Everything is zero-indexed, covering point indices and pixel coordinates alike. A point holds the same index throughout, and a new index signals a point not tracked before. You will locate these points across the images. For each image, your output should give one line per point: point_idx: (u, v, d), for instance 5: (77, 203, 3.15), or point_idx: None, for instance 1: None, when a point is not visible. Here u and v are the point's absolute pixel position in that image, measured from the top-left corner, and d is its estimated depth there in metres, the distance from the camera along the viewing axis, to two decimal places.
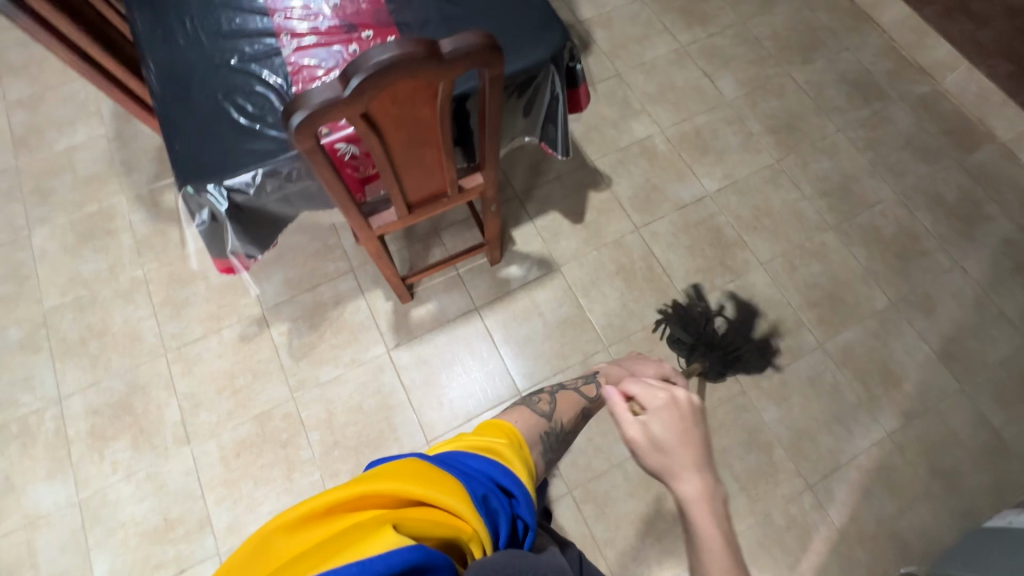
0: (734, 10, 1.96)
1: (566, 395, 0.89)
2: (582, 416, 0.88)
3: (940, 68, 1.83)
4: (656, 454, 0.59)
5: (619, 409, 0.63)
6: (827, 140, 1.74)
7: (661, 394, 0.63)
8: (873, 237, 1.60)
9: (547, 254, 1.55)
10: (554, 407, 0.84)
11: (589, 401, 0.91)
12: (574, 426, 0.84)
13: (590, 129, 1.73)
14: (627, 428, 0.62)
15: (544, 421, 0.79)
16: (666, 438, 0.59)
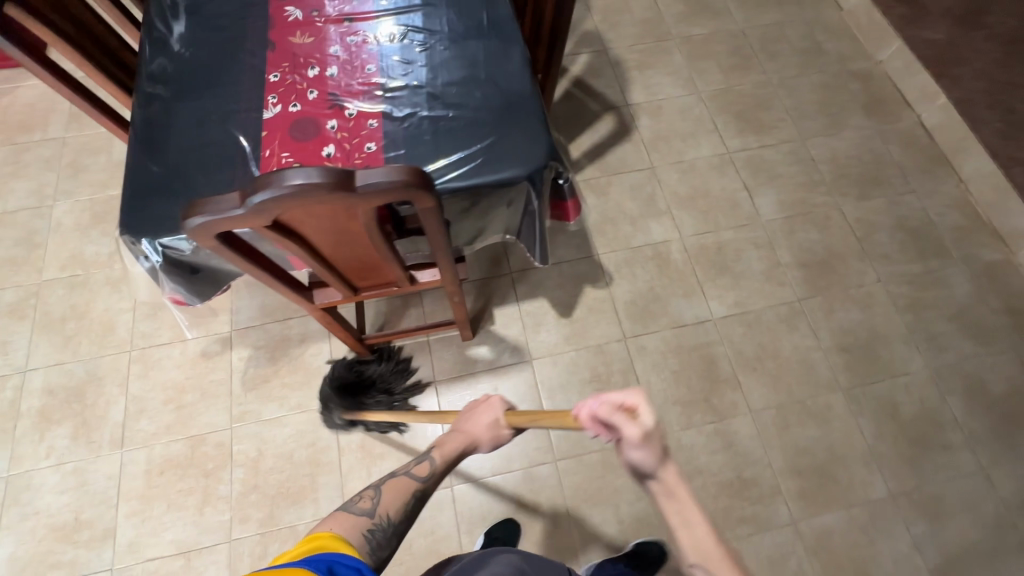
0: (797, 125, 1.82)
1: (395, 484, 0.87)
2: (413, 502, 0.86)
3: (1017, 237, 1.61)
4: (651, 446, 0.63)
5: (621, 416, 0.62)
6: (864, 289, 1.57)
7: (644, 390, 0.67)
8: (887, 413, 1.42)
9: (522, 343, 1.48)
10: (378, 500, 0.82)
11: (422, 483, 0.88)
12: (402, 512, 0.83)
13: (606, 221, 1.64)
14: (626, 428, 0.62)
15: (366, 523, 0.78)
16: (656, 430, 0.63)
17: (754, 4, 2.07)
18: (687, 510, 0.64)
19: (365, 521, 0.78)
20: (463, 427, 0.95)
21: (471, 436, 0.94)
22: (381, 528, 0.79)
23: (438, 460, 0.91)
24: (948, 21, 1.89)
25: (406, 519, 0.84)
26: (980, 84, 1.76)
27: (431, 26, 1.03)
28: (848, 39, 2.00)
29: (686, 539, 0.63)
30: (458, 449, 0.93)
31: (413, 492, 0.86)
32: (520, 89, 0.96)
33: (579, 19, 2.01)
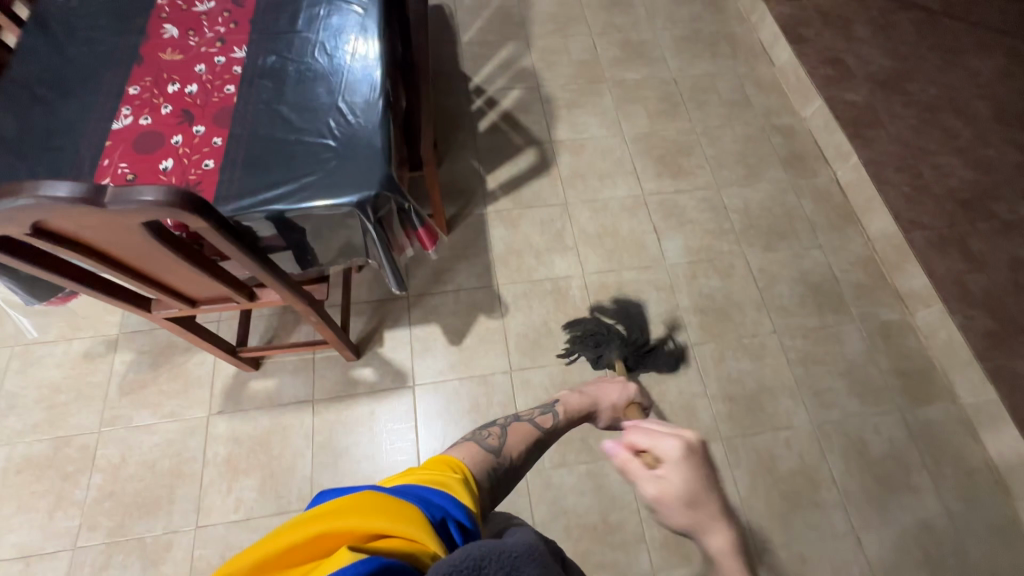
0: (714, 172, 1.86)
1: (518, 428, 0.89)
2: (533, 449, 0.88)
3: (915, 299, 1.62)
4: (673, 506, 0.64)
5: (637, 468, 0.67)
6: (757, 339, 1.57)
7: (671, 441, 0.67)
8: (764, 467, 1.41)
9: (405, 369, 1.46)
10: (505, 439, 0.84)
11: (544, 433, 0.92)
12: (522, 456, 0.83)
13: (511, 252, 1.66)
14: (645, 485, 0.66)
15: (495, 455, 0.77)
16: (682, 491, 0.64)
17: (689, 55, 2.14)
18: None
19: (494, 456, 0.77)
20: (593, 395, 1.07)
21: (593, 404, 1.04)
22: (505, 464, 0.78)
23: (558, 417, 0.98)
24: (869, 86, 1.95)
25: (523, 465, 0.83)
26: (892, 147, 1.81)
27: (297, 56, 1.07)
28: (776, 94, 2.06)
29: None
30: (582, 410, 1.03)
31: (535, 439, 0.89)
32: (370, 123, 1.00)
33: (517, 56, 2.08)
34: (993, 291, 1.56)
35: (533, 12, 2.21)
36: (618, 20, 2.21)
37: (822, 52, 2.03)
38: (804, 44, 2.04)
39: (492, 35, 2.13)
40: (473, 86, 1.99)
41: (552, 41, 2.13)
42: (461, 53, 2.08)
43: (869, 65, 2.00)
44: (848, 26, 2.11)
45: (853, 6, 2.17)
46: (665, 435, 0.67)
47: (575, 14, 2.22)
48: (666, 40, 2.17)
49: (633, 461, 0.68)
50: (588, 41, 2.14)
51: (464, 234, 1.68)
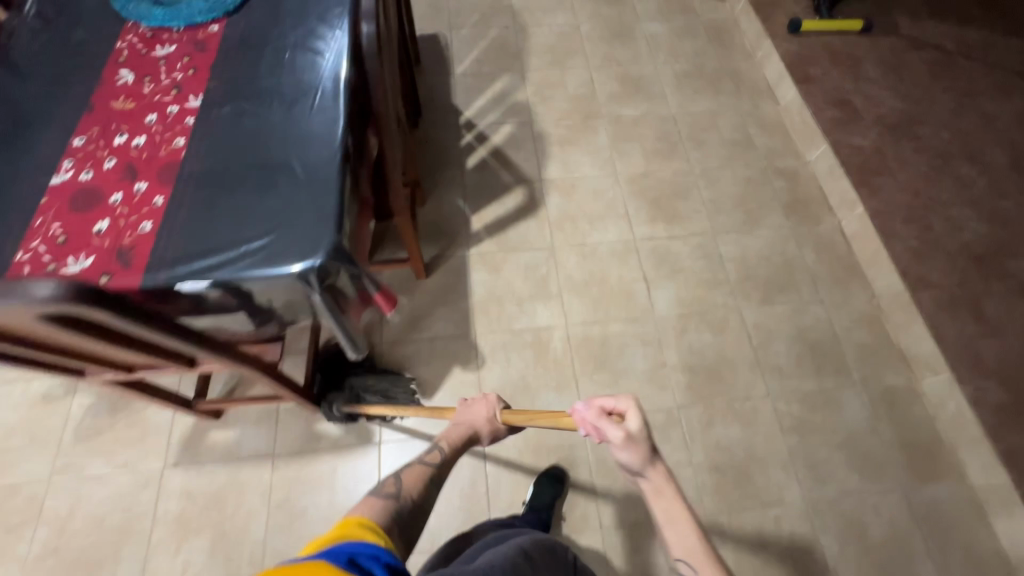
0: (711, 217, 1.77)
1: (411, 471, 0.84)
2: (431, 486, 0.83)
3: (922, 364, 1.51)
4: (638, 450, 0.71)
5: (607, 422, 0.72)
6: (749, 402, 1.47)
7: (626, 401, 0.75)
8: (749, 547, 1.31)
9: (369, 423, 1.38)
10: (401, 484, 0.79)
11: (435, 468, 0.87)
12: (423, 495, 0.80)
13: (491, 298, 1.59)
14: (611, 434, 0.72)
15: (394, 502, 0.74)
16: (642, 438, 0.71)
17: (690, 91, 2.06)
18: (673, 513, 0.68)
19: (392, 502, 0.74)
20: (465, 418, 1.00)
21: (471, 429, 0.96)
22: (406, 507, 0.75)
23: (445, 448, 0.92)
24: (878, 129, 1.85)
25: (425, 505, 0.80)
26: (902, 196, 1.70)
27: (255, 104, 1.00)
28: (780, 135, 1.97)
29: (669, 532, 0.67)
30: (462, 438, 0.96)
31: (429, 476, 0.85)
32: (321, 184, 0.93)
33: (512, 89, 2.02)
34: (1009, 361, 1.44)
35: (531, 44, 2.15)
36: (618, 54, 2.15)
37: (830, 92, 1.93)
38: (811, 83, 1.96)
39: (487, 67, 2.08)
40: (464, 119, 1.94)
41: (548, 74, 2.07)
42: (454, 85, 2.02)
43: (879, 106, 1.91)
44: (858, 66, 2.01)
45: (864, 43, 2.08)
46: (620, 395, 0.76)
47: (574, 46, 2.16)
48: (667, 75, 2.10)
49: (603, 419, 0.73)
50: (586, 75, 2.08)
51: (444, 278, 1.61)
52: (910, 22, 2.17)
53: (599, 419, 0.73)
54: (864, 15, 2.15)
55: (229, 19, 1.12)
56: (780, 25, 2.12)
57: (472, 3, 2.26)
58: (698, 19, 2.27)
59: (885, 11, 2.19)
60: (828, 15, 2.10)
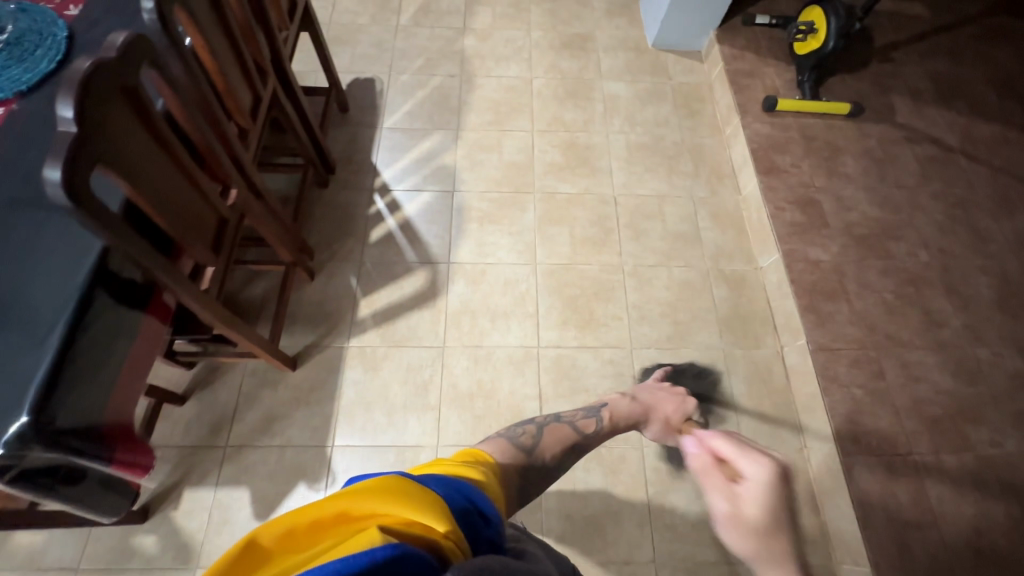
0: (633, 326, 1.55)
1: (558, 428, 0.93)
2: (566, 451, 0.90)
3: (842, 545, 1.28)
4: (741, 532, 0.56)
5: (709, 479, 0.64)
6: (629, 565, 1.28)
7: (761, 465, 0.62)
8: None
9: (233, 518, 1.28)
10: (540, 439, 0.86)
11: (584, 437, 0.96)
12: (555, 458, 0.85)
13: (362, 403, 1.42)
14: (715, 501, 0.61)
15: (525, 454, 0.79)
16: (761, 523, 0.56)
17: (640, 168, 1.83)
18: None
19: (523, 454, 0.79)
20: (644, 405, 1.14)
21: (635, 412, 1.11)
22: (539, 463, 0.81)
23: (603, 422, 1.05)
24: (843, 241, 1.59)
25: (558, 465, 0.85)
26: (853, 331, 1.45)
27: (5, 220, 0.85)
28: (733, 231, 1.72)
29: None
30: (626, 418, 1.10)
31: (571, 442, 0.93)
32: (37, 336, 0.76)
33: (441, 149, 1.83)
34: (941, 561, 1.21)
35: (473, 98, 1.95)
36: (568, 117, 1.93)
37: (795, 189, 1.68)
38: (775, 176, 1.71)
39: (420, 121, 1.89)
40: (380, 182, 1.76)
41: (486, 134, 1.87)
42: (378, 139, 1.84)
43: (851, 212, 1.64)
44: (835, 157, 1.75)
45: (847, 131, 1.81)
46: (756, 455, 0.63)
47: (521, 102, 1.95)
48: (619, 146, 1.87)
49: (711, 471, 0.65)
50: (527, 138, 1.86)
51: (313, 373, 1.45)
52: (909, 106, 1.88)
53: (705, 467, 0.66)
54: (855, 95, 1.88)
55: (21, 100, 0.97)
56: (754, 100, 1.87)
57: (420, 45, 2.07)
58: (667, 81, 2.03)
59: (881, 91, 1.90)
60: (811, 93, 1.84)
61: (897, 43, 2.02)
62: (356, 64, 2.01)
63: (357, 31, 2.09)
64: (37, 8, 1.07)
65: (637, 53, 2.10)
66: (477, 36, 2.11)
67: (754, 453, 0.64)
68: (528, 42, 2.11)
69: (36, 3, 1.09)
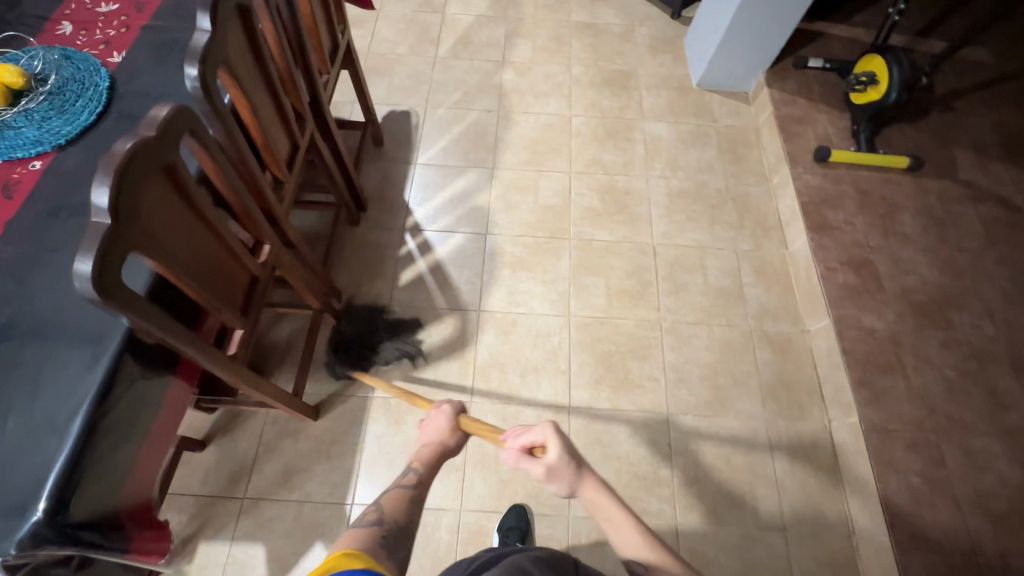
0: (669, 389, 1.47)
1: (387, 497, 0.84)
2: (412, 507, 0.83)
3: None
4: (558, 475, 0.85)
5: (526, 461, 0.88)
6: None
7: (535, 433, 0.89)
8: None
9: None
10: (381, 513, 0.79)
11: (414, 487, 0.86)
12: (406, 518, 0.80)
13: (382, 458, 1.36)
14: (534, 470, 0.86)
15: (377, 530, 0.73)
16: (561, 461, 0.85)
17: (681, 217, 1.75)
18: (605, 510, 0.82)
19: (372, 531, 0.73)
20: (431, 444, 0.96)
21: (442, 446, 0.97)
22: (391, 532, 0.75)
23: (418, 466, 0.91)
24: (901, 309, 1.49)
25: (411, 523, 0.80)
26: (910, 411, 1.35)
27: (32, 288, 0.82)
28: (779, 289, 1.63)
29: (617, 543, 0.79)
30: (435, 456, 0.94)
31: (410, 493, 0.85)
32: (59, 422, 0.73)
33: (474, 188, 1.78)
34: None
35: (510, 135, 1.90)
36: (607, 158, 1.86)
37: (848, 249, 1.58)
38: (827, 234, 1.61)
39: (455, 158, 1.84)
40: (411, 221, 1.71)
41: (521, 174, 1.81)
42: (412, 175, 1.80)
43: (909, 276, 1.54)
44: (892, 215, 1.65)
45: (905, 186, 1.70)
46: (534, 427, 0.90)
47: (558, 141, 1.89)
48: (659, 192, 1.80)
49: (524, 458, 0.88)
50: (563, 180, 1.80)
51: (334, 424, 1.40)
52: (974, 161, 1.76)
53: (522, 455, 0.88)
54: (915, 148, 1.77)
55: (59, 154, 0.94)
56: (805, 150, 1.78)
57: (458, 78, 2.03)
58: (711, 124, 1.95)
59: (943, 144, 1.79)
60: (867, 145, 1.74)
61: (960, 91, 1.91)
62: (393, 96, 1.98)
63: (395, 62, 2.06)
64: (81, 55, 1.05)
65: (681, 92, 2.03)
66: (516, 70, 2.07)
67: (531, 429, 0.90)
68: (568, 78, 2.05)
69: (81, 49, 1.07)
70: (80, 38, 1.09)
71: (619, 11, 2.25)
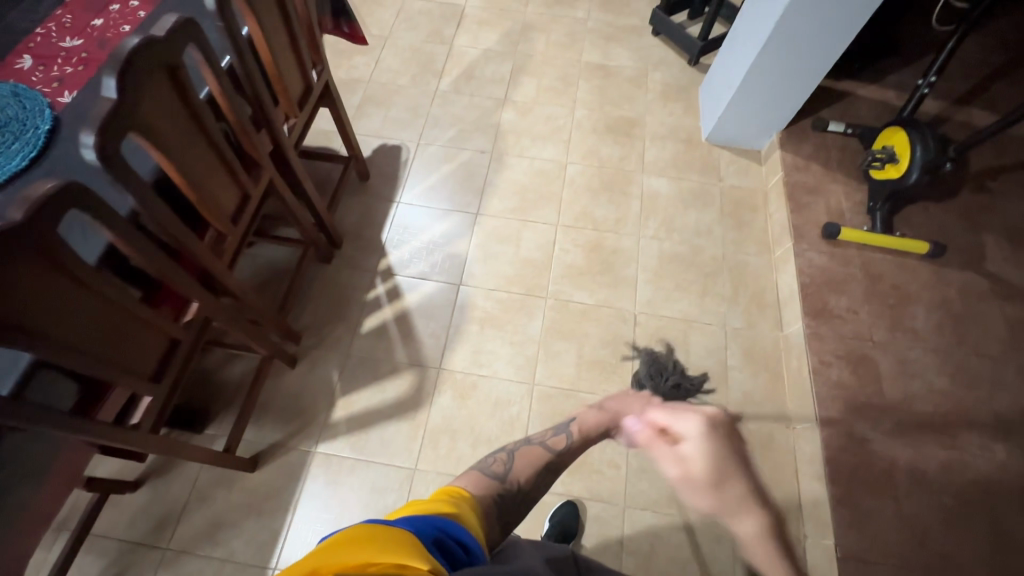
0: (631, 478, 1.36)
1: (527, 450, 0.84)
2: (542, 474, 0.82)
3: None
4: (696, 485, 0.73)
5: (658, 445, 0.80)
6: None
7: (690, 424, 0.78)
8: None
9: None
10: (510, 466, 0.79)
11: (557, 456, 0.85)
12: (531, 484, 0.79)
13: (315, 520, 1.30)
14: (665, 460, 0.78)
15: (497, 485, 0.74)
16: (704, 468, 0.73)
17: (670, 284, 1.63)
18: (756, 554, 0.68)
19: (497, 484, 0.74)
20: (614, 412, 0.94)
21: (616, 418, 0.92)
22: (511, 492, 0.74)
23: (575, 435, 0.89)
24: (899, 418, 1.33)
25: (534, 491, 0.79)
26: (893, 541, 1.20)
27: None
28: (766, 376, 1.49)
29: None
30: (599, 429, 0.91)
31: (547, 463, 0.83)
32: None
33: (455, 234, 1.71)
34: None
35: (501, 179, 1.82)
36: (599, 212, 1.76)
37: (847, 341, 1.44)
38: (825, 321, 1.47)
39: (439, 199, 1.78)
40: (385, 264, 1.65)
41: (506, 222, 1.73)
42: (392, 214, 1.74)
43: (914, 381, 1.38)
44: (902, 307, 1.49)
45: (920, 274, 1.54)
46: (684, 415, 0.80)
47: (550, 189, 1.80)
48: (649, 254, 1.68)
49: (659, 439, 0.81)
50: (548, 233, 1.71)
51: (271, 478, 1.34)
52: (1004, 252, 1.58)
53: (651, 439, 0.82)
54: (936, 232, 1.61)
55: None
56: (813, 224, 1.64)
57: (456, 114, 1.97)
58: (716, 183, 1.83)
59: (970, 230, 1.62)
60: (882, 225, 1.58)
61: (997, 171, 1.73)
62: (387, 129, 1.93)
63: (395, 92, 2.02)
64: (30, 93, 1.02)
65: (687, 146, 1.91)
66: (517, 109, 1.99)
67: (682, 415, 0.81)
68: (571, 122, 1.96)
69: (33, 86, 1.05)
70: (36, 74, 1.07)
71: (633, 54, 2.15)
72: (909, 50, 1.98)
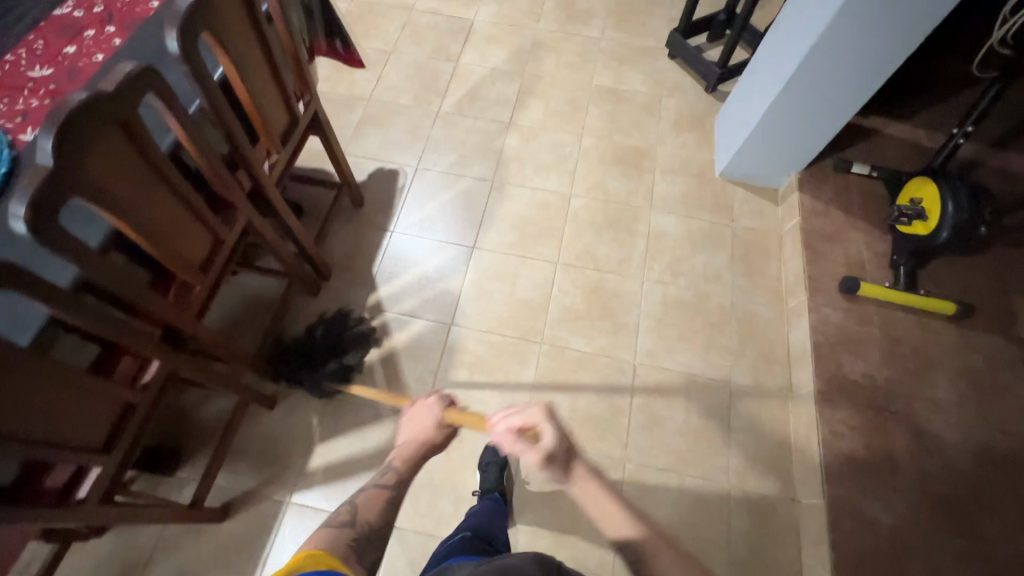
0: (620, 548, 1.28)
1: (363, 494, 0.79)
2: (390, 507, 0.78)
3: None
4: (557, 470, 0.69)
5: (520, 445, 0.71)
6: None
7: (528, 416, 0.72)
8: None
9: None
10: (352, 511, 0.75)
11: (393, 491, 0.80)
12: (383, 519, 0.76)
13: None
14: (528, 459, 0.71)
15: (347, 533, 0.71)
16: (559, 454, 0.69)
17: (673, 333, 1.54)
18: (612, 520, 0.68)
19: (343, 533, 0.71)
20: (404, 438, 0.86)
21: (429, 442, 0.85)
22: (361, 536, 0.72)
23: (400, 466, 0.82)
24: (915, 501, 1.23)
25: (388, 526, 0.76)
26: None
27: None
28: (772, 441, 1.39)
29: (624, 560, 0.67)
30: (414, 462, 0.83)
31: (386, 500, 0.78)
32: None
33: (449, 269, 1.63)
34: None
35: (500, 211, 1.74)
36: (601, 251, 1.67)
37: (862, 410, 1.34)
38: (838, 387, 1.37)
39: (435, 231, 1.69)
40: (373, 299, 1.58)
41: (503, 259, 1.65)
42: (385, 245, 1.66)
43: (932, 459, 1.27)
44: (924, 375, 1.38)
45: (944, 337, 1.43)
46: (528, 407, 0.73)
47: (551, 223, 1.71)
48: (652, 300, 1.59)
49: (517, 445, 0.71)
50: (548, 272, 1.63)
51: (241, 529, 1.28)
52: None
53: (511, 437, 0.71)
54: (965, 292, 1.49)
55: None
56: (830, 276, 1.53)
57: (457, 138, 1.88)
58: (728, 224, 1.72)
59: (1003, 290, 1.50)
60: (905, 281, 1.47)
61: None
62: (385, 151, 1.85)
63: (396, 112, 1.93)
64: None
65: (700, 181, 1.81)
66: (521, 135, 1.90)
67: (523, 409, 0.73)
68: (577, 150, 1.87)
69: None
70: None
71: (648, 78, 2.04)
72: (943, 87, 1.85)
